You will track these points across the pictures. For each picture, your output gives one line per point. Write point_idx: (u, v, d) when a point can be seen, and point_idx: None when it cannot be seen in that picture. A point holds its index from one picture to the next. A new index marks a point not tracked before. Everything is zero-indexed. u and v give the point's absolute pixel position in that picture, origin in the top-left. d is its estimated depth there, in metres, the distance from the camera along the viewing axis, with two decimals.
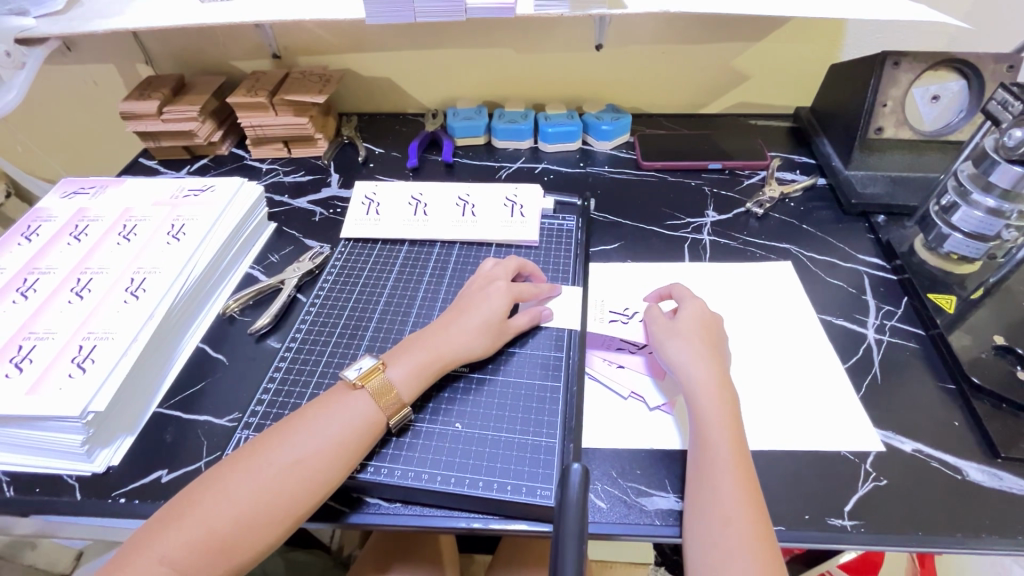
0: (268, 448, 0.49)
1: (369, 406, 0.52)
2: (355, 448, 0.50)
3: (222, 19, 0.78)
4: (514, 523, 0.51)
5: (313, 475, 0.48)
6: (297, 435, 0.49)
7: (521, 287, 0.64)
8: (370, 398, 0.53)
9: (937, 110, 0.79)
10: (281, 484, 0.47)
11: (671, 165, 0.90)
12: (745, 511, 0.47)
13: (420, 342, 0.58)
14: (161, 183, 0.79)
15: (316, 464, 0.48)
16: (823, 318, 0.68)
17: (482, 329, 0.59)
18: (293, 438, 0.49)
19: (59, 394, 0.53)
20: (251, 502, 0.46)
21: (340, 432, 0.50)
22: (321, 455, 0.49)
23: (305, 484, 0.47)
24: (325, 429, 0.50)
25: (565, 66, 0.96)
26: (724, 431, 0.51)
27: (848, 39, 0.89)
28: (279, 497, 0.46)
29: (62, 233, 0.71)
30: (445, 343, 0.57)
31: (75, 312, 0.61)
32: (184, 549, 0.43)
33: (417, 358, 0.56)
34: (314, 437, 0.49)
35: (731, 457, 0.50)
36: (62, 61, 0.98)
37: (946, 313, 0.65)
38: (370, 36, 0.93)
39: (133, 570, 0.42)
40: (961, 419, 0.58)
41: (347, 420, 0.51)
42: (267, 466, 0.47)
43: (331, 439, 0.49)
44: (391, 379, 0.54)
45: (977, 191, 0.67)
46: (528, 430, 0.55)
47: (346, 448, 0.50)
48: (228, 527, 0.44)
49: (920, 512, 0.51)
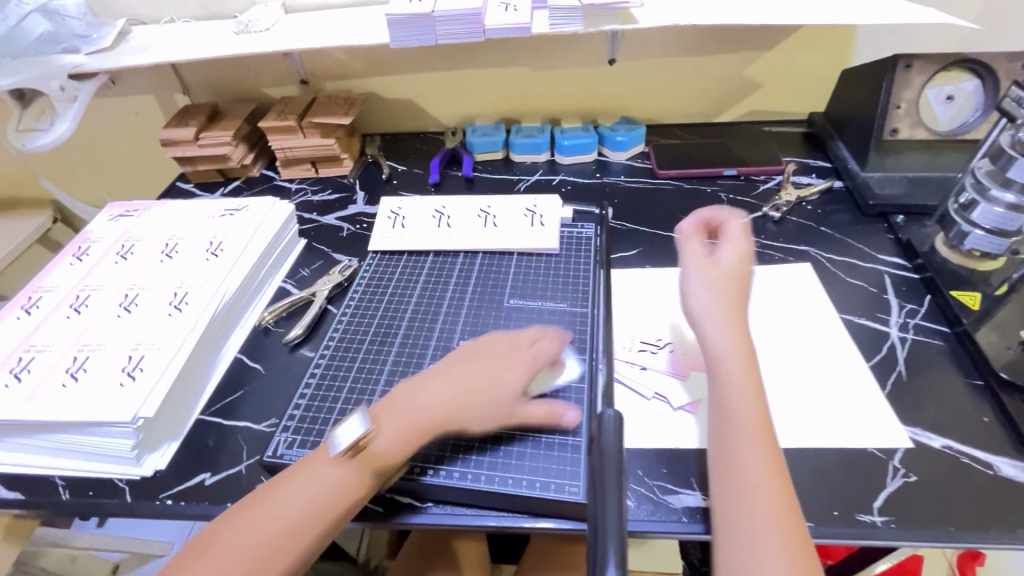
0: (223, 539, 0.46)
1: (352, 475, 0.50)
2: (325, 519, 0.48)
3: (255, 48, 0.84)
4: (542, 520, 0.52)
5: (275, 558, 0.46)
6: (290, 491, 0.48)
7: (534, 357, 0.59)
8: (349, 465, 0.50)
9: (952, 110, 0.80)
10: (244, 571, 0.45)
11: (687, 173, 0.92)
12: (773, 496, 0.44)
13: (390, 406, 0.54)
14: (199, 205, 0.83)
15: (309, 524, 0.47)
16: (844, 318, 0.68)
17: (482, 387, 0.56)
18: (253, 521, 0.47)
19: (111, 401, 0.56)
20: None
21: (308, 502, 0.48)
22: (288, 533, 0.47)
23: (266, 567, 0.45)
24: (288, 505, 0.48)
25: (579, 80, 0.99)
26: (747, 416, 0.49)
27: (860, 44, 0.91)
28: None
29: (109, 252, 0.76)
30: (416, 406, 0.54)
31: (123, 325, 0.65)
32: None
33: (400, 428, 0.52)
34: (308, 494, 0.48)
35: (753, 440, 0.48)
36: (107, 94, 1.05)
37: (972, 311, 0.65)
38: (393, 61, 0.98)
39: None
40: (991, 416, 0.57)
41: (309, 495, 0.48)
42: (229, 554, 0.45)
43: (325, 498, 0.48)
44: (372, 443, 0.51)
45: (996, 186, 0.67)
46: (554, 429, 0.56)
47: (313, 518, 0.48)
48: None
49: (954, 509, 0.50)
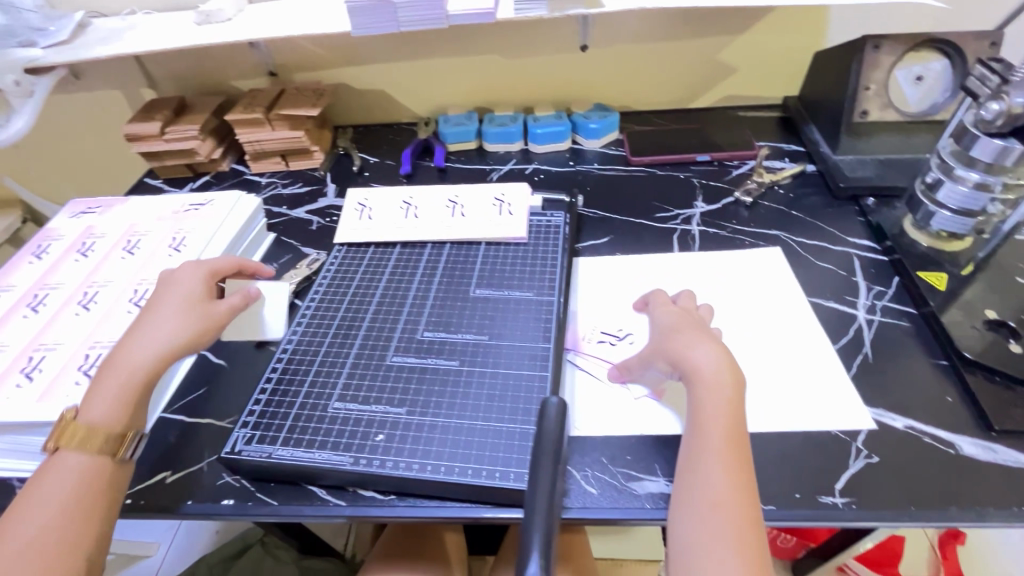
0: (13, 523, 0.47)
1: (81, 451, 0.50)
2: (84, 508, 0.48)
3: (216, 39, 0.82)
4: (504, 510, 0.52)
5: (70, 528, 0.47)
6: (91, 398, 0.53)
7: (213, 269, 0.65)
8: (80, 447, 0.50)
9: (922, 91, 0.79)
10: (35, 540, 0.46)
11: (660, 159, 0.91)
12: (729, 496, 0.46)
13: (114, 372, 0.55)
14: (163, 200, 0.81)
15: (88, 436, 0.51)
16: (813, 301, 0.68)
17: (147, 338, 0.57)
18: (37, 501, 0.48)
19: (68, 401, 0.55)
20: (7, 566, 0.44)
21: (77, 457, 0.50)
22: (66, 498, 0.48)
23: (63, 533, 0.47)
24: (61, 470, 0.50)
25: (551, 67, 0.97)
26: (715, 424, 0.50)
27: (831, 26, 0.90)
28: (43, 546, 0.46)
29: (70, 250, 0.74)
30: (138, 358, 0.55)
31: (82, 323, 0.64)
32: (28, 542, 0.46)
33: (109, 387, 0.54)
34: (100, 398, 0.53)
35: (721, 448, 0.48)
36: (70, 89, 1.03)
37: (938, 292, 0.65)
38: (361, 50, 0.97)
39: None
40: (955, 395, 0.57)
41: (76, 468, 0.50)
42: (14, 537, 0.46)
43: (111, 398, 0.53)
44: (88, 417, 0.52)
45: (960, 167, 0.67)
46: (517, 418, 0.56)
47: (84, 471, 0.50)
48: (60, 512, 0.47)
49: (914, 488, 0.50)
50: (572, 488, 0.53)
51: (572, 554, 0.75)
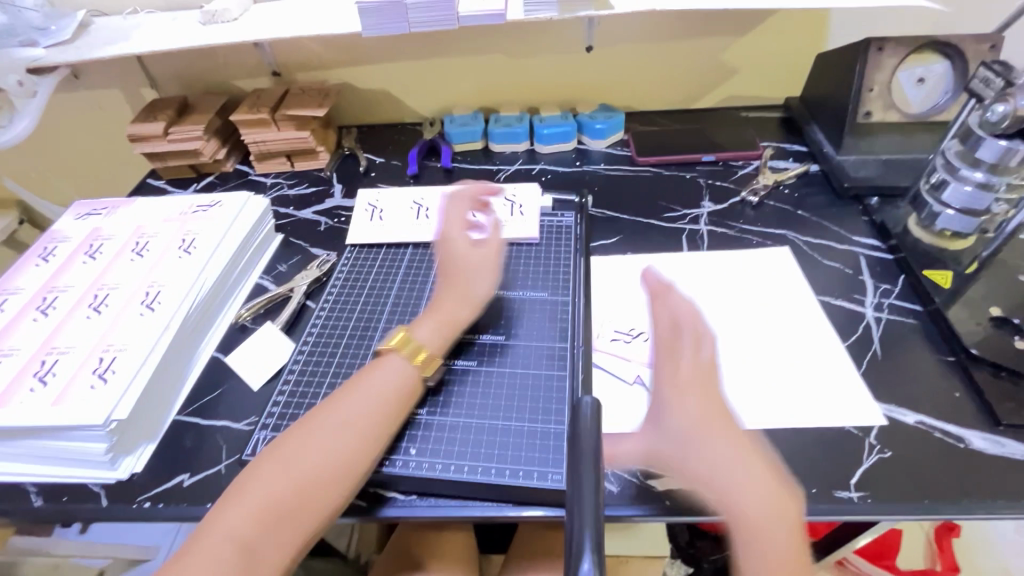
0: (252, 482, 0.48)
1: (408, 367, 0.57)
2: (347, 473, 0.50)
3: (223, 39, 0.81)
4: (526, 509, 0.52)
5: (313, 501, 0.48)
6: (374, 373, 0.56)
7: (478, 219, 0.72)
8: (407, 358, 0.57)
9: (924, 91, 0.81)
10: (293, 506, 0.47)
11: (666, 159, 0.92)
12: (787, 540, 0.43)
13: (453, 290, 0.63)
14: (170, 201, 0.81)
15: (371, 415, 0.53)
16: (822, 300, 0.69)
17: (468, 275, 0.64)
18: (284, 460, 0.49)
19: (84, 404, 0.55)
20: (243, 530, 0.46)
21: (378, 403, 0.54)
22: (354, 463, 0.50)
23: (319, 491, 0.49)
24: (351, 421, 0.52)
25: (556, 68, 0.98)
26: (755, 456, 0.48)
27: (833, 27, 0.91)
28: (292, 514, 0.47)
29: (77, 252, 0.73)
30: (468, 284, 0.64)
31: (95, 325, 0.63)
32: (259, 511, 0.47)
33: (438, 320, 0.61)
34: (385, 373, 0.56)
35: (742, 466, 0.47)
36: (69, 88, 1.02)
37: (944, 290, 0.66)
38: (367, 51, 0.96)
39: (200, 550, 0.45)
40: (963, 390, 0.58)
41: (353, 419, 0.52)
42: (253, 498, 0.47)
43: (385, 390, 0.55)
44: (419, 339, 0.59)
45: (965, 166, 0.68)
46: (537, 417, 0.57)
47: (384, 421, 0.53)
48: (303, 484, 0.48)
49: (927, 482, 0.52)
50: None
51: None
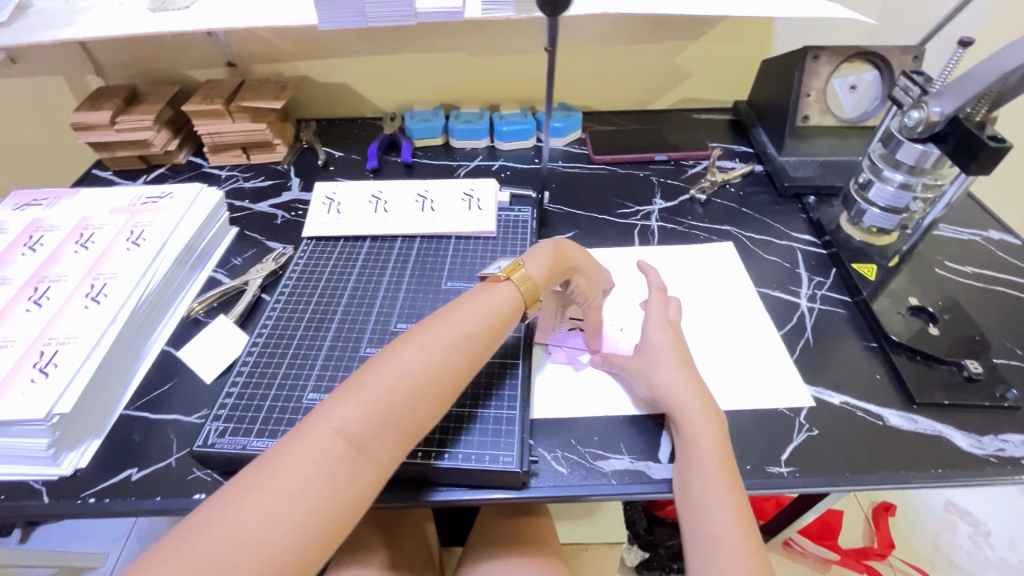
0: (364, 382, 0.47)
1: (515, 292, 0.58)
2: (450, 386, 0.50)
3: (173, 26, 0.79)
4: (479, 492, 0.54)
5: (417, 408, 0.47)
6: (474, 299, 0.56)
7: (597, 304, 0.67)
8: (515, 286, 0.59)
9: (856, 98, 0.87)
10: (403, 412, 0.46)
11: (620, 158, 0.95)
12: (737, 528, 0.47)
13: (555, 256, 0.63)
14: (117, 191, 0.79)
15: (475, 335, 0.53)
16: (762, 291, 0.73)
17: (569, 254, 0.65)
18: (393, 364, 0.48)
19: (23, 398, 0.53)
20: (359, 427, 0.44)
21: (481, 324, 0.54)
22: (456, 378, 0.51)
23: (421, 403, 0.48)
24: (458, 338, 0.52)
25: (516, 66, 1.00)
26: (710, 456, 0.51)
27: (777, 36, 0.97)
28: (396, 420, 0.46)
29: (15, 244, 0.70)
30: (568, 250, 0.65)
31: (35, 319, 0.61)
32: (368, 413, 0.45)
33: (549, 259, 0.62)
34: (485, 302, 0.56)
35: (720, 476, 0.50)
36: (6, 74, 0.97)
37: (870, 281, 0.72)
38: (326, 44, 0.96)
39: (315, 437, 0.43)
40: (883, 372, 0.64)
41: (461, 336, 0.52)
42: (371, 395, 0.46)
43: (487, 315, 0.55)
44: (528, 271, 0.60)
45: (887, 168, 0.73)
46: (491, 404, 0.58)
47: (484, 341, 0.54)
48: (407, 392, 0.47)
49: (848, 456, 0.56)
50: (542, 468, 0.55)
51: (540, 537, 0.77)
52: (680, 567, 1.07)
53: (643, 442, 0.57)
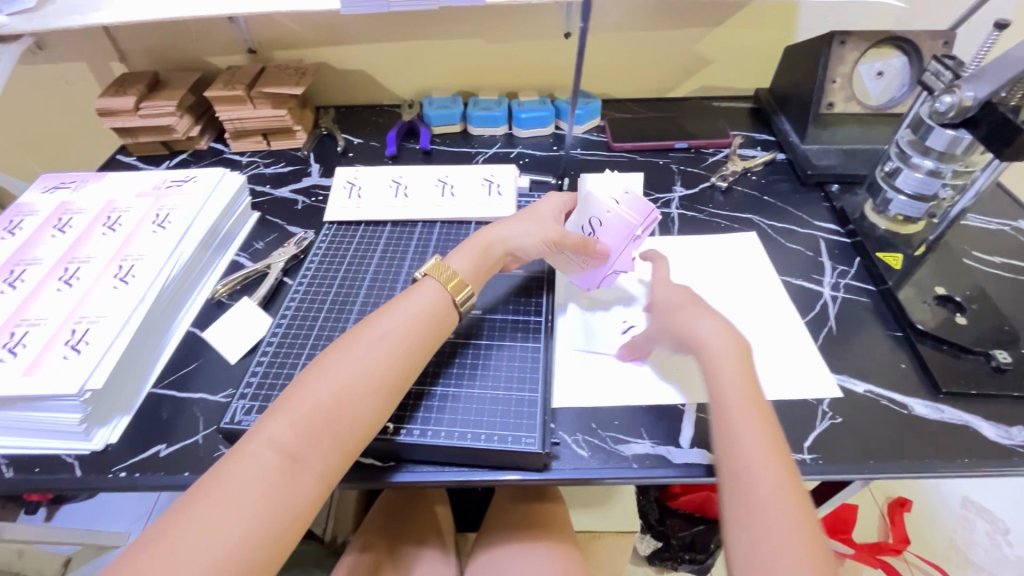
0: (294, 396, 0.47)
1: (440, 289, 0.57)
2: (380, 387, 0.50)
3: (197, 11, 0.80)
4: (502, 473, 0.54)
5: (348, 412, 0.47)
6: (400, 302, 0.56)
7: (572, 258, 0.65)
8: (441, 283, 0.57)
9: (882, 85, 0.85)
10: (334, 418, 0.47)
11: (640, 146, 0.95)
12: (772, 469, 0.45)
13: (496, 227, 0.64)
14: (143, 175, 0.80)
15: (401, 335, 0.53)
16: (784, 280, 0.73)
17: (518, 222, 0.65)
18: (322, 374, 0.49)
19: (56, 375, 0.54)
20: (289, 438, 0.45)
21: (411, 323, 0.54)
22: (386, 378, 0.50)
23: (351, 407, 0.48)
24: (384, 338, 0.52)
25: (535, 53, 0.99)
26: (738, 393, 0.50)
27: (801, 22, 0.95)
28: (329, 426, 0.46)
29: (45, 226, 0.72)
30: (507, 237, 0.64)
31: (65, 298, 0.62)
32: (295, 425, 0.45)
33: (473, 251, 0.62)
34: (411, 303, 0.56)
35: (751, 416, 0.49)
36: (33, 60, 0.98)
37: (895, 270, 0.71)
38: (345, 30, 0.96)
39: (245, 455, 0.44)
40: (908, 361, 0.63)
41: (384, 337, 0.52)
42: (298, 407, 0.46)
43: (415, 315, 0.55)
44: (453, 267, 0.59)
45: (916, 155, 0.72)
46: (512, 386, 0.58)
47: (416, 340, 0.53)
48: (332, 400, 0.47)
49: (872, 444, 0.56)
50: (564, 451, 0.56)
51: (555, 523, 0.78)
52: (693, 557, 1.07)
53: (665, 427, 0.57)
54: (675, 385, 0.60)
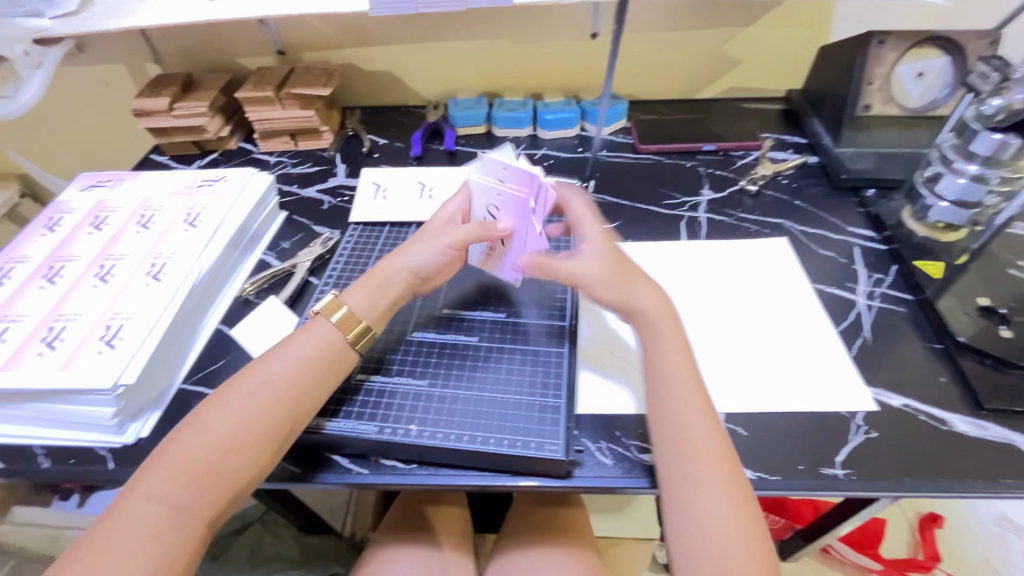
0: (171, 445, 0.48)
1: (329, 332, 0.55)
2: (261, 433, 0.49)
3: (229, 14, 0.81)
4: (525, 479, 0.54)
5: (229, 459, 0.48)
6: (288, 345, 0.54)
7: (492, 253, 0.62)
8: (332, 324, 0.56)
9: (923, 86, 0.82)
10: (212, 466, 0.47)
11: (667, 148, 0.93)
12: (706, 439, 0.50)
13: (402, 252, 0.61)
14: (176, 175, 0.82)
15: (283, 380, 0.52)
16: (815, 287, 0.71)
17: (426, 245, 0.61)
18: (197, 422, 0.49)
19: (91, 369, 0.56)
20: (170, 486, 0.46)
21: (295, 367, 0.53)
22: (269, 422, 0.50)
23: (231, 453, 0.48)
24: (264, 389, 0.51)
25: (561, 53, 0.98)
26: (671, 361, 0.54)
27: (836, 21, 0.92)
28: (208, 473, 0.47)
29: (83, 223, 0.74)
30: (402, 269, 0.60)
31: (101, 295, 0.64)
32: (172, 474, 0.46)
33: (369, 286, 0.59)
34: (297, 347, 0.54)
35: (682, 386, 0.53)
36: (73, 62, 1.02)
37: (935, 279, 0.68)
38: (373, 32, 0.96)
39: (130, 504, 0.45)
40: (948, 375, 0.60)
41: (266, 381, 0.51)
42: (174, 455, 0.47)
43: (302, 358, 0.53)
44: (350, 305, 0.57)
45: (960, 159, 0.70)
46: (535, 391, 0.58)
47: (301, 383, 0.52)
48: (211, 448, 0.47)
49: (909, 461, 0.53)
50: (587, 459, 0.55)
51: (576, 527, 0.77)
52: None
53: None
54: None
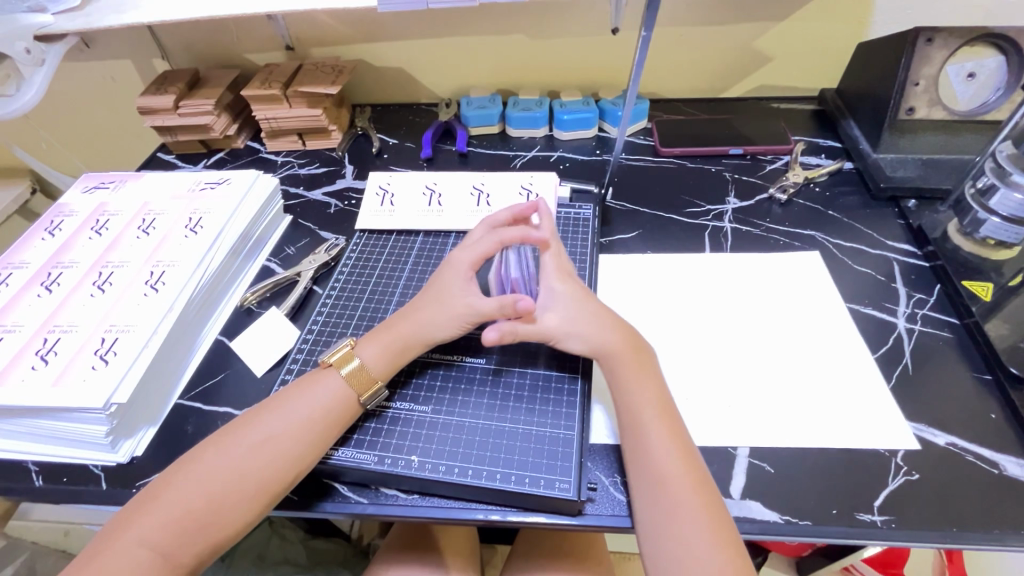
0: (160, 492, 0.47)
1: (340, 387, 0.52)
2: (255, 492, 0.47)
3: (233, 10, 0.78)
4: (534, 515, 0.50)
5: (219, 516, 0.46)
6: (297, 397, 0.52)
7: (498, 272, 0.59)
8: (342, 379, 0.53)
9: (973, 88, 0.75)
10: (203, 522, 0.46)
11: (690, 151, 0.88)
12: (694, 499, 0.46)
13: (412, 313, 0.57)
14: (179, 176, 0.79)
15: (285, 439, 0.49)
16: (851, 307, 0.65)
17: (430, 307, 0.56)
18: (193, 471, 0.47)
19: (83, 386, 0.53)
20: (157, 539, 0.44)
21: (300, 424, 0.50)
22: (267, 481, 0.48)
23: (223, 509, 0.46)
24: (264, 445, 0.49)
25: (579, 50, 0.93)
26: (650, 418, 0.50)
27: (879, 15, 0.86)
28: (197, 529, 0.45)
29: (83, 227, 0.72)
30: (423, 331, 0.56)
31: (97, 305, 0.62)
32: (159, 529, 0.45)
33: (385, 341, 0.55)
34: (305, 402, 0.51)
35: (664, 441, 0.49)
36: (80, 57, 0.99)
37: (982, 301, 0.63)
38: (383, 26, 0.92)
39: (110, 552, 0.44)
40: (998, 413, 0.55)
41: (267, 437, 0.49)
42: (165, 507, 0.46)
43: (307, 415, 0.51)
44: (362, 360, 0.54)
45: (1016, 172, 0.63)
46: (546, 421, 0.54)
47: (305, 442, 0.49)
48: (202, 504, 0.46)
49: (955, 509, 0.49)
50: (601, 495, 0.51)
51: (589, 552, 0.73)
52: None
53: (714, 473, 0.52)
54: (725, 425, 0.55)
